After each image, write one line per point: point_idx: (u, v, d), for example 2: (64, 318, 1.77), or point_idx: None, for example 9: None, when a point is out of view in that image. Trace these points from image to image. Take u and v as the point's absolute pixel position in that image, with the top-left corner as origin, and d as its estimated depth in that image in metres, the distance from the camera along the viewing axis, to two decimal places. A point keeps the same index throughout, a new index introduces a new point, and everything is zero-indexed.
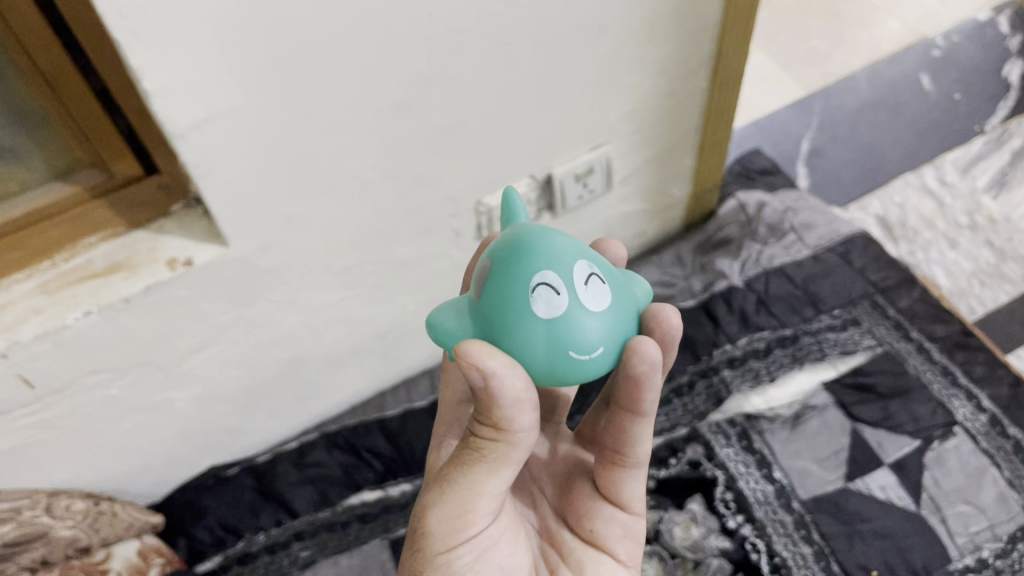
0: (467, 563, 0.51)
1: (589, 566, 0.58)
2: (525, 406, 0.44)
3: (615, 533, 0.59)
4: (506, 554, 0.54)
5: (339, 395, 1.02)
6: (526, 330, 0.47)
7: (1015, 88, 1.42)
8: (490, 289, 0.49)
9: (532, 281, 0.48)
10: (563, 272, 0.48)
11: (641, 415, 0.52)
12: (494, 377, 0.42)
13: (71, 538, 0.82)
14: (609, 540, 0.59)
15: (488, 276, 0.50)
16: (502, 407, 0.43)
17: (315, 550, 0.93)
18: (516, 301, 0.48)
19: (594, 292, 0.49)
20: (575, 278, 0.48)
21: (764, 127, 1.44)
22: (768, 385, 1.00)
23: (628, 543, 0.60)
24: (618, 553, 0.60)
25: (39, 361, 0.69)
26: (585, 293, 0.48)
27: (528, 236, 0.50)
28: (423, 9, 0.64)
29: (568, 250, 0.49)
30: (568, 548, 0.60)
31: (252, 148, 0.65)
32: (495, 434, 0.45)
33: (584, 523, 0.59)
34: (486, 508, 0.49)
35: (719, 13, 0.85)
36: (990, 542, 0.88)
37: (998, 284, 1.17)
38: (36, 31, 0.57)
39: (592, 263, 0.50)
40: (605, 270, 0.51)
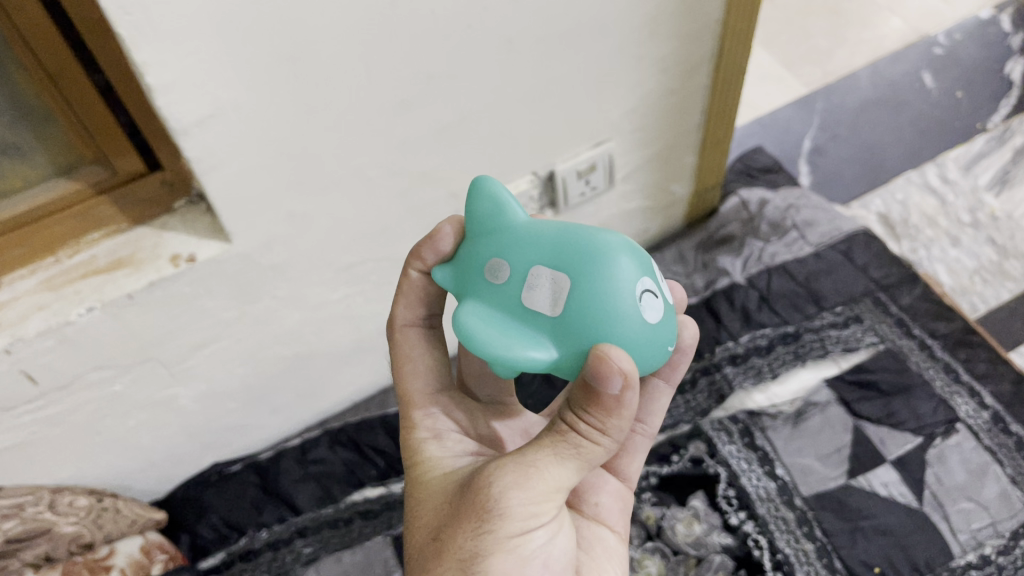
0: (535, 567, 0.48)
1: (597, 536, 0.57)
2: (631, 413, 0.46)
3: (615, 506, 0.60)
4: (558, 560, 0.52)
5: (342, 393, 1.02)
6: (639, 338, 0.48)
7: (1018, 86, 1.42)
8: (584, 302, 0.47)
9: (633, 285, 0.48)
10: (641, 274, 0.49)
11: (668, 383, 0.63)
12: (631, 379, 0.44)
13: (75, 534, 0.82)
14: (611, 512, 0.59)
15: (573, 288, 0.48)
16: (617, 411, 0.45)
17: (318, 546, 0.93)
18: (615, 313, 0.47)
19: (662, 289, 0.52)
20: (651, 271, 0.51)
21: (766, 125, 1.44)
22: (771, 381, 1.00)
23: (624, 523, 0.60)
24: (617, 528, 0.59)
25: (43, 357, 0.69)
26: (661, 282, 0.52)
27: (593, 241, 0.49)
28: (427, 6, 0.64)
29: (635, 247, 0.50)
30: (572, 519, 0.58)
31: (255, 144, 0.65)
32: (590, 436, 0.46)
33: (588, 495, 0.60)
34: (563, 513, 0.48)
35: (722, 10, 0.85)
36: (993, 539, 0.88)
37: (1000, 282, 1.17)
38: (41, 28, 0.57)
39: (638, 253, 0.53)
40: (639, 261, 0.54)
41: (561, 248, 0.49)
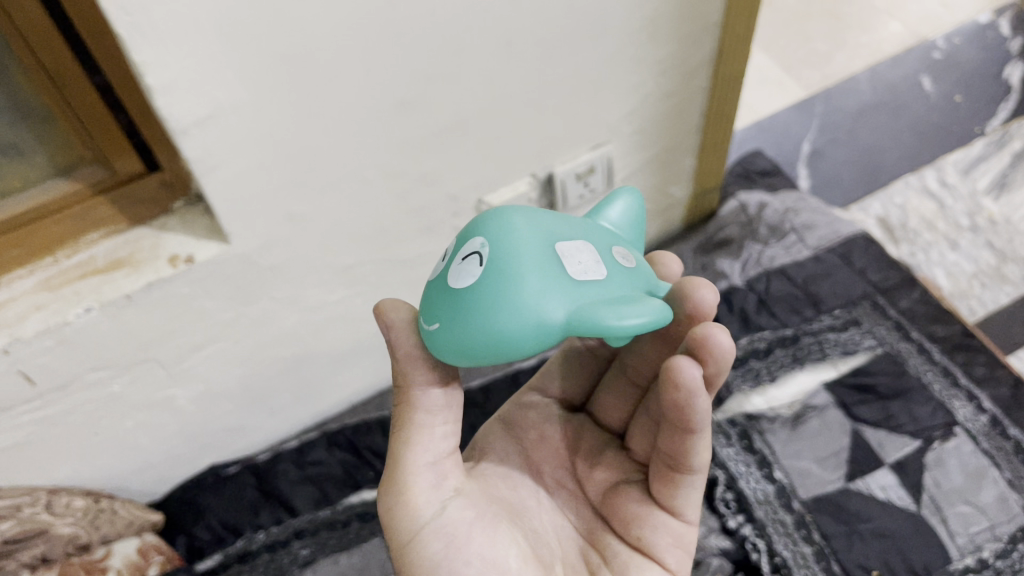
0: (438, 551, 0.51)
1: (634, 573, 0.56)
2: (417, 357, 0.51)
3: (662, 543, 0.56)
4: (487, 544, 0.52)
5: (340, 395, 1.02)
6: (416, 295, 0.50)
7: (1016, 90, 1.42)
8: None
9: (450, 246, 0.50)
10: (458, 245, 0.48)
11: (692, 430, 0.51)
12: (394, 325, 0.51)
13: (72, 535, 0.83)
14: (658, 548, 0.56)
15: None
16: (398, 358, 0.51)
17: (316, 548, 0.92)
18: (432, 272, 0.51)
19: (462, 267, 0.46)
20: (461, 252, 0.47)
21: (766, 128, 1.44)
22: (769, 385, 1.00)
23: (679, 553, 0.57)
24: (667, 561, 0.57)
25: (41, 358, 0.69)
26: (456, 268, 0.47)
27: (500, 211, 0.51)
28: (426, 7, 0.64)
29: (482, 226, 0.48)
30: (612, 551, 0.58)
31: (253, 145, 0.65)
32: (403, 393, 0.52)
33: (629, 528, 0.57)
34: (427, 480, 0.52)
35: (721, 12, 0.85)
36: (991, 542, 0.88)
37: (998, 285, 1.17)
38: (40, 27, 0.57)
39: (489, 244, 0.46)
40: (527, 260, 0.45)
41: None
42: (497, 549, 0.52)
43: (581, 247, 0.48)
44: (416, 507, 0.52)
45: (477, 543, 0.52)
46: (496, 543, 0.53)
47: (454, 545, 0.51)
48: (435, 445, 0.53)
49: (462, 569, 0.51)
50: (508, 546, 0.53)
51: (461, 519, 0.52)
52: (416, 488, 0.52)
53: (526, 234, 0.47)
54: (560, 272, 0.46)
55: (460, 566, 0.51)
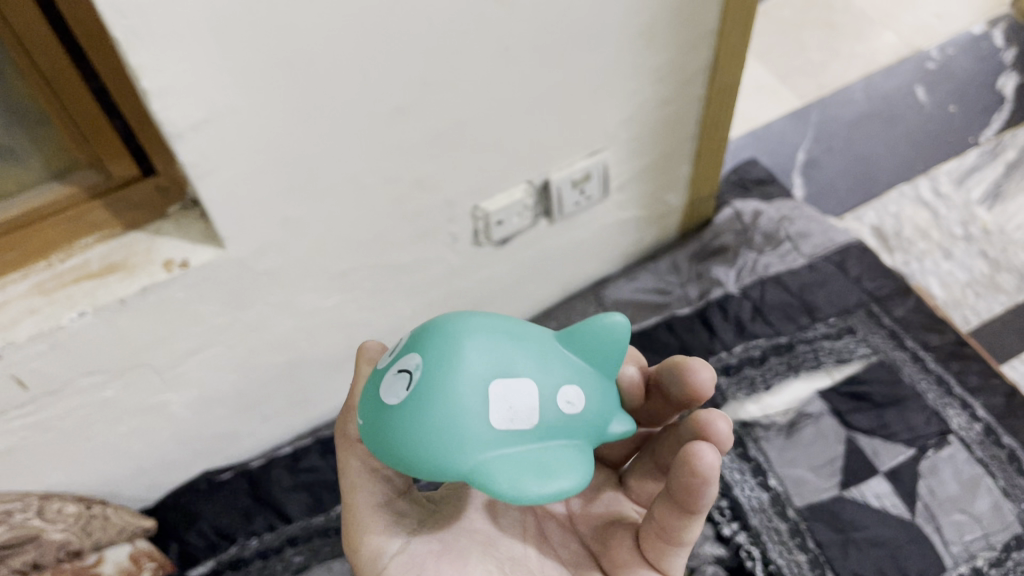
0: None
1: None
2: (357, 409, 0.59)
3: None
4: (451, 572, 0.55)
5: (334, 401, 1.02)
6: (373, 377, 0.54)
7: (1010, 101, 1.43)
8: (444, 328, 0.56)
9: (410, 339, 0.53)
10: (411, 355, 0.50)
11: (692, 514, 0.50)
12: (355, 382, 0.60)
13: (62, 541, 0.81)
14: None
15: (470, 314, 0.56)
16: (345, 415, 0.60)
17: (309, 556, 0.92)
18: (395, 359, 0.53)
19: (400, 382, 0.50)
20: (402, 363, 0.51)
21: (760, 137, 1.45)
22: (764, 393, 1.00)
23: None
24: None
25: (34, 362, 0.69)
26: (390, 381, 0.50)
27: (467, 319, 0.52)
28: (423, 12, 0.64)
29: (428, 350, 0.50)
30: None
31: (248, 149, 0.65)
32: (347, 445, 0.60)
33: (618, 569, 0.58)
34: (382, 522, 0.57)
35: (717, 21, 0.85)
36: (985, 551, 0.88)
37: (992, 295, 1.18)
38: (37, 32, 0.58)
39: (418, 372, 0.49)
40: (452, 410, 0.47)
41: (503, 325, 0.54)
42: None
43: (520, 390, 0.49)
44: (378, 545, 0.56)
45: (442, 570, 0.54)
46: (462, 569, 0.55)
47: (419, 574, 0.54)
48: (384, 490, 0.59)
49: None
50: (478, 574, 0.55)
51: (424, 552, 0.56)
52: (372, 527, 0.57)
53: (462, 376, 0.48)
54: (479, 424, 0.47)
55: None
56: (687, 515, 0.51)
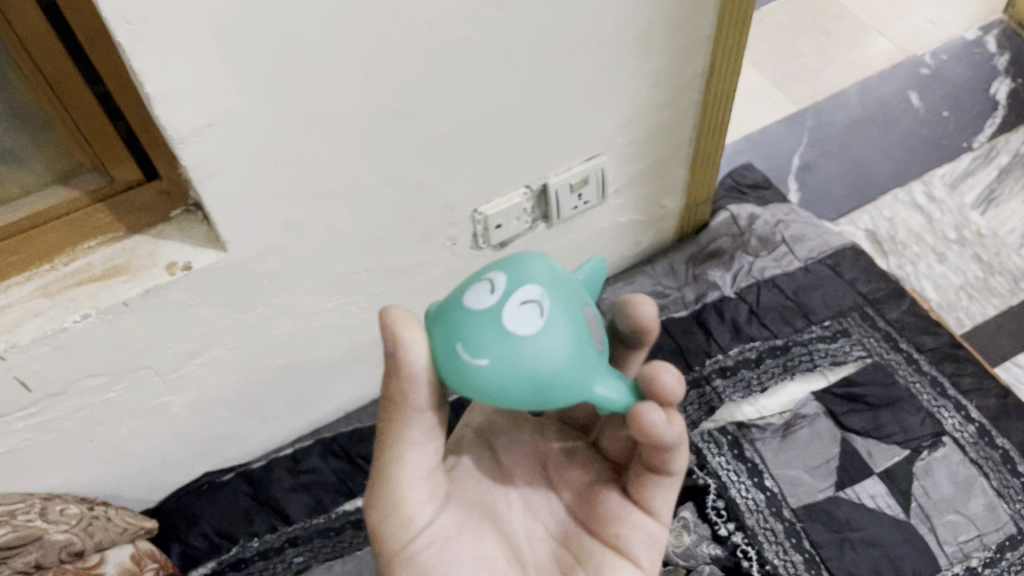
0: (428, 556, 0.53)
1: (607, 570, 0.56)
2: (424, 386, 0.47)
3: (636, 543, 0.57)
4: (471, 543, 0.55)
5: (334, 403, 1.03)
6: (457, 318, 0.47)
7: (1003, 106, 1.45)
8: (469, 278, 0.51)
9: (487, 278, 0.48)
10: (509, 290, 0.47)
11: (671, 441, 0.52)
12: (403, 346, 0.46)
13: (66, 542, 0.81)
14: (632, 545, 0.57)
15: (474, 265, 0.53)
16: (396, 380, 0.47)
17: (309, 556, 0.93)
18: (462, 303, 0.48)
19: (528, 311, 0.47)
20: (517, 294, 0.47)
21: (756, 142, 1.46)
22: (760, 394, 1.01)
23: (652, 552, 0.58)
24: (639, 559, 0.57)
25: (37, 363, 0.70)
26: (518, 312, 0.47)
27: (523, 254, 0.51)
28: (424, 18, 0.65)
29: (541, 277, 0.48)
30: (587, 548, 0.58)
31: (250, 153, 0.66)
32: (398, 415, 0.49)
33: (606, 526, 0.58)
34: (419, 495, 0.52)
35: (713, 26, 0.86)
36: (979, 551, 0.89)
37: (986, 297, 1.20)
38: (42, 38, 0.59)
39: (548, 296, 0.48)
40: (582, 335, 0.49)
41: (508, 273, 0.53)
42: (485, 547, 0.56)
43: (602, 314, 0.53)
44: (410, 519, 0.52)
45: (464, 545, 0.54)
46: (480, 541, 0.56)
47: (446, 547, 0.54)
48: (427, 463, 0.52)
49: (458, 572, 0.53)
50: (491, 545, 0.56)
51: (450, 523, 0.55)
52: (409, 503, 0.52)
53: (574, 303, 0.50)
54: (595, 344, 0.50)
55: (455, 566, 0.54)
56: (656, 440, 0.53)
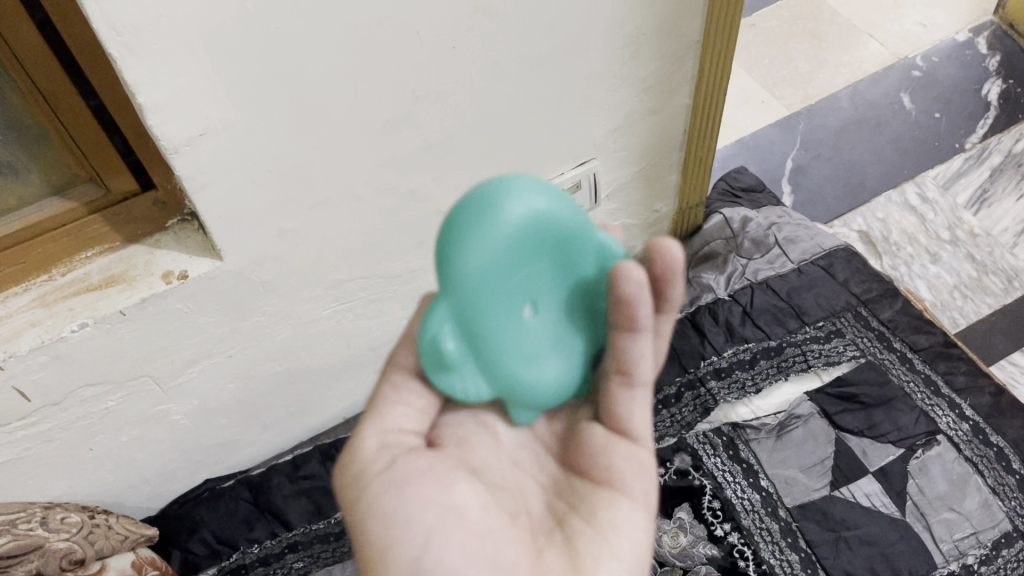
0: (388, 501, 0.51)
1: (600, 509, 0.56)
2: (411, 332, 0.55)
3: (628, 473, 0.57)
4: (442, 488, 0.52)
5: (332, 410, 1.03)
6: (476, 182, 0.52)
7: (994, 107, 1.46)
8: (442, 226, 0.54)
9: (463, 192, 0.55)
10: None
11: (635, 332, 0.54)
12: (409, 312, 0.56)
13: (67, 550, 0.81)
14: (623, 474, 0.57)
15: None
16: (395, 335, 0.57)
17: (309, 562, 0.94)
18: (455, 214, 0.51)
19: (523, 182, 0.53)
20: None
21: (749, 146, 1.47)
22: (754, 396, 1.02)
23: (642, 478, 0.58)
24: (632, 491, 0.57)
25: (37, 373, 0.71)
26: None
27: None
28: (413, 28, 0.66)
29: None
30: (578, 496, 0.58)
31: (244, 163, 0.67)
32: (388, 366, 0.58)
33: (594, 460, 0.58)
34: (385, 448, 0.54)
35: (701, 32, 0.88)
36: (974, 548, 0.90)
37: (980, 296, 1.21)
38: (38, 53, 0.60)
39: None
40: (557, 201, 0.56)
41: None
42: (454, 496, 0.52)
43: None
44: (364, 455, 0.54)
45: (431, 486, 0.51)
46: (449, 489, 0.52)
47: (406, 493, 0.51)
48: (398, 417, 0.56)
49: (424, 515, 0.50)
50: (462, 492, 0.52)
51: (410, 471, 0.52)
52: (365, 440, 0.55)
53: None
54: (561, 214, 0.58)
55: (425, 513, 0.50)
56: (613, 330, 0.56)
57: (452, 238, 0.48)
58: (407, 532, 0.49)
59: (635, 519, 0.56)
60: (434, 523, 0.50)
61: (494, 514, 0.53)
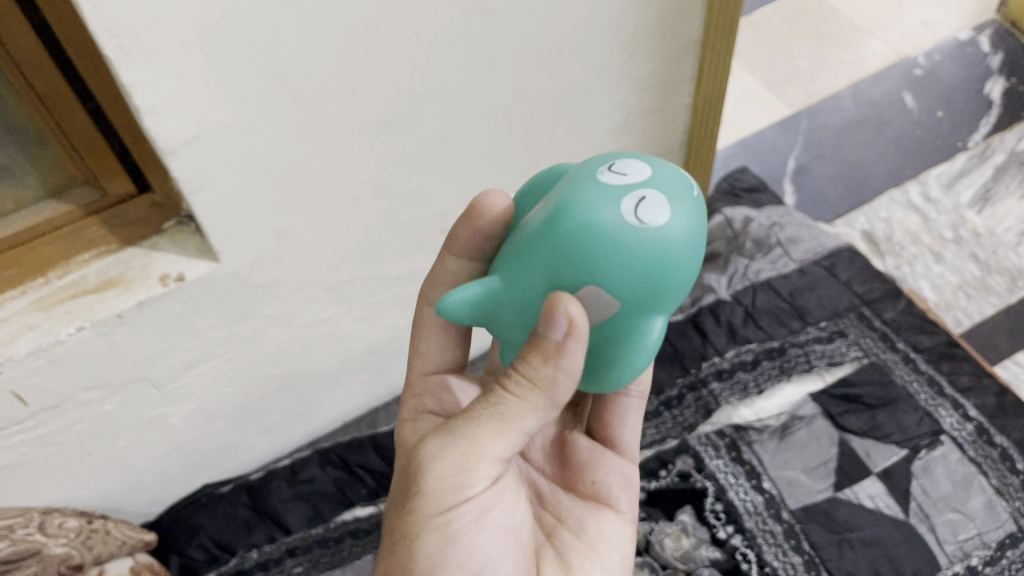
0: (466, 523, 0.51)
1: (590, 523, 0.62)
2: (568, 356, 0.46)
3: (614, 488, 0.64)
4: (508, 511, 0.54)
5: (332, 413, 1.03)
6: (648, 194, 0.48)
7: (997, 105, 1.45)
8: (614, 261, 0.47)
9: (614, 214, 0.47)
10: (620, 202, 0.47)
11: None
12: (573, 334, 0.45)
13: (65, 555, 0.82)
14: (610, 487, 0.64)
15: (597, 280, 0.47)
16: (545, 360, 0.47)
17: (308, 566, 0.94)
18: (646, 242, 0.46)
19: (632, 173, 0.48)
20: (606, 182, 0.48)
21: (751, 146, 1.46)
22: (756, 396, 1.01)
23: (629, 494, 0.65)
24: (619, 504, 0.64)
25: (33, 377, 0.70)
26: (608, 175, 0.49)
27: (547, 249, 0.49)
28: (410, 27, 0.66)
29: (574, 191, 0.49)
30: (566, 510, 0.63)
31: (241, 164, 0.66)
32: (519, 389, 0.49)
33: (583, 474, 0.65)
34: (485, 470, 0.50)
35: (700, 31, 0.87)
36: (979, 549, 0.89)
37: (984, 296, 1.20)
38: (33, 55, 0.60)
39: (585, 172, 0.50)
40: (594, 164, 0.50)
41: (565, 263, 0.47)
42: (515, 521, 0.55)
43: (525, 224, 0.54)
44: (466, 483, 0.50)
45: (504, 513, 0.53)
46: (512, 515, 0.54)
47: (481, 520, 0.52)
48: (511, 444, 0.50)
49: (484, 541, 0.52)
50: (518, 514, 0.55)
51: (494, 496, 0.52)
52: (476, 470, 0.50)
53: (585, 175, 0.50)
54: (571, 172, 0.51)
55: (484, 539, 0.52)
56: (474, 262, 0.61)
57: (693, 253, 0.48)
58: (467, 556, 0.51)
59: (622, 531, 0.63)
60: (493, 548, 0.52)
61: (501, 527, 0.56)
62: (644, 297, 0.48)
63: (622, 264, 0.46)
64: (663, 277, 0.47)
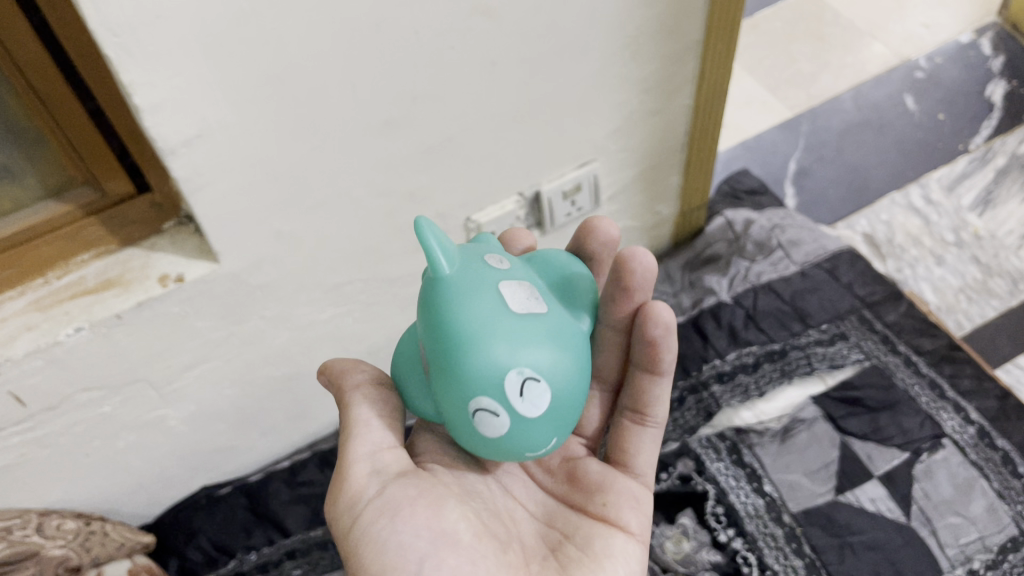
0: (381, 525, 0.52)
1: (597, 539, 0.59)
2: (348, 372, 0.59)
3: (623, 509, 0.62)
4: (432, 511, 0.53)
5: (331, 415, 1.03)
6: (508, 435, 0.51)
7: (998, 108, 1.45)
8: (446, 396, 0.52)
9: (479, 407, 0.50)
10: (495, 393, 0.50)
11: (658, 373, 0.63)
12: (333, 368, 0.60)
13: (63, 557, 0.81)
14: (618, 511, 0.62)
15: (436, 378, 0.52)
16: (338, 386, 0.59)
17: (307, 568, 0.92)
18: (466, 417, 0.51)
19: (532, 400, 0.50)
20: (511, 395, 0.50)
21: (752, 149, 1.46)
22: (758, 399, 1.01)
23: (639, 514, 0.62)
24: (630, 523, 0.62)
25: (32, 377, 0.70)
26: (524, 398, 0.50)
27: (455, 328, 0.51)
28: (411, 27, 0.66)
29: (505, 358, 0.50)
30: (575, 526, 0.61)
31: (240, 164, 0.66)
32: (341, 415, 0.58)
33: (595, 495, 0.62)
34: (363, 468, 0.54)
35: (702, 31, 0.87)
36: (981, 553, 0.89)
37: (985, 299, 1.20)
38: (32, 53, 0.59)
39: (531, 367, 0.50)
40: (542, 361, 0.51)
41: (450, 344, 0.51)
42: (445, 520, 0.53)
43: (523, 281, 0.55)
44: (357, 489, 0.53)
45: (416, 516, 0.52)
46: (441, 513, 0.53)
47: (397, 518, 0.52)
48: (377, 436, 0.56)
49: (412, 540, 0.51)
50: (449, 518, 0.53)
51: (402, 495, 0.53)
52: (353, 473, 0.54)
53: (530, 353, 0.50)
54: (547, 335, 0.52)
55: (410, 538, 0.51)
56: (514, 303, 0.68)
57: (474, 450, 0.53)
58: (398, 559, 0.51)
59: (631, 549, 0.60)
60: (424, 548, 0.51)
61: (476, 546, 0.54)
62: (442, 412, 0.53)
63: (451, 395, 0.51)
64: (451, 425, 0.53)
